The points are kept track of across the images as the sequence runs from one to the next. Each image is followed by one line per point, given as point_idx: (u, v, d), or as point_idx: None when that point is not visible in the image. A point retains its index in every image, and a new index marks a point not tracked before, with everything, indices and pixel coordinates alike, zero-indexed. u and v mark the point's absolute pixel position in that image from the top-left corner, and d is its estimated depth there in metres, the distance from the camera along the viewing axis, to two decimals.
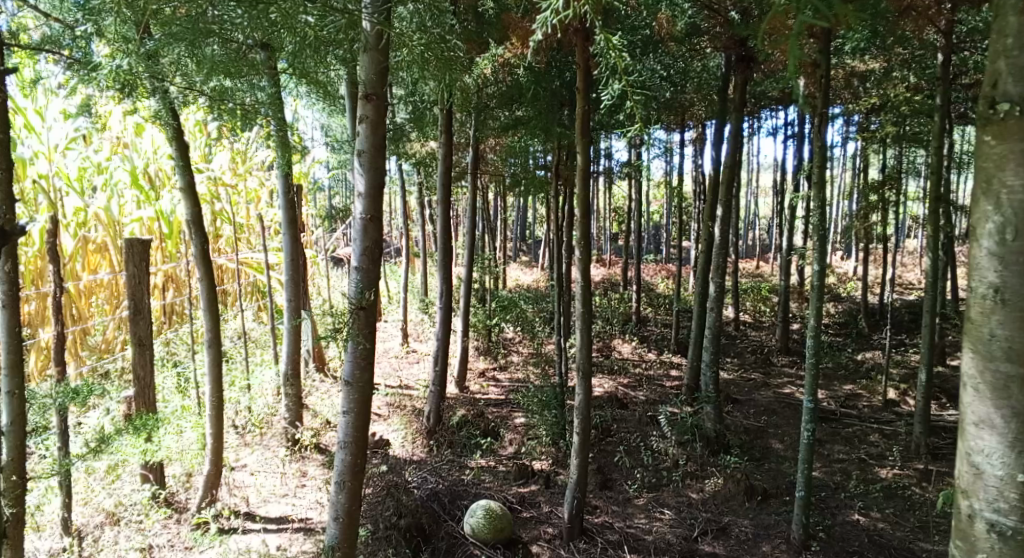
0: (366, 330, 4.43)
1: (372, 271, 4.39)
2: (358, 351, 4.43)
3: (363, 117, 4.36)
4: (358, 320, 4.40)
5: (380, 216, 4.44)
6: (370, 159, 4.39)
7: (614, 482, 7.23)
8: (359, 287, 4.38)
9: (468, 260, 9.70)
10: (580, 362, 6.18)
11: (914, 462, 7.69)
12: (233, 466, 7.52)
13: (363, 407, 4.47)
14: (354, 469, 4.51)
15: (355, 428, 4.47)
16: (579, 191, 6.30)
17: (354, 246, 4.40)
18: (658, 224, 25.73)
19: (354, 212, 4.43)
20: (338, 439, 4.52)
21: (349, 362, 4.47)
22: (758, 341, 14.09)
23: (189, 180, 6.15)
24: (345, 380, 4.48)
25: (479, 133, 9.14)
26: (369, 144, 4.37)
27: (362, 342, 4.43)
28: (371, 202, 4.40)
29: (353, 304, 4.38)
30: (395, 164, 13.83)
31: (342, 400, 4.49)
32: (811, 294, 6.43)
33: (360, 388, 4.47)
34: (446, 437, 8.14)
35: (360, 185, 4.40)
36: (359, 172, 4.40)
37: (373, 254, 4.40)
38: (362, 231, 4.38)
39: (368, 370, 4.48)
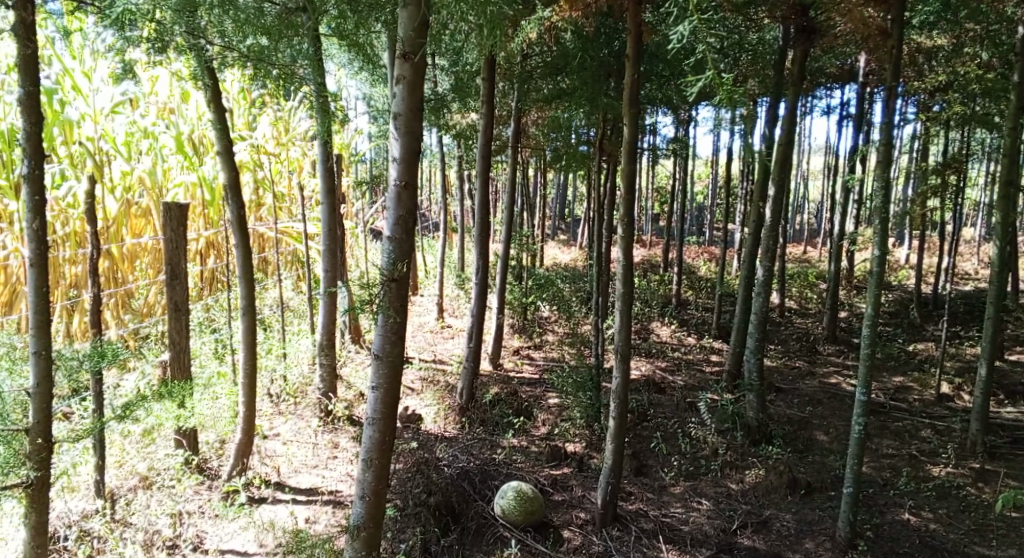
0: (397, 304, 4.25)
1: (406, 242, 4.21)
2: (389, 326, 4.27)
3: (400, 77, 4.13)
4: (390, 292, 4.24)
5: (416, 182, 4.23)
6: (405, 122, 4.17)
7: (649, 468, 7.01)
8: (391, 258, 4.20)
9: (506, 236, 9.44)
10: (619, 343, 5.96)
11: (969, 461, 7.30)
12: (266, 435, 7.52)
13: (392, 383, 4.33)
14: (381, 446, 4.38)
15: (384, 404, 4.34)
16: (624, 166, 6.01)
17: (388, 214, 4.23)
18: (701, 206, 25.13)
19: (389, 179, 4.24)
20: (366, 414, 4.39)
21: (379, 335, 4.31)
22: (803, 328, 13.62)
23: (227, 144, 6.02)
24: (375, 354, 4.33)
25: (523, 104, 8.84)
26: (405, 106, 4.15)
27: (393, 315, 4.25)
28: (405, 167, 4.19)
29: (384, 276, 4.21)
30: (436, 136, 13.61)
31: (372, 374, 4.34)
32: (869, 279, 5.99)
33: (390, 362, 4.31)
34: (478, 414, 8.01)
35: (396, 151, 4.20)
36: (394, 137, 4.20)
37: (406, 224, 4.21)
38: (396, 200, 4.19)
39: (399, 346, 4.32)
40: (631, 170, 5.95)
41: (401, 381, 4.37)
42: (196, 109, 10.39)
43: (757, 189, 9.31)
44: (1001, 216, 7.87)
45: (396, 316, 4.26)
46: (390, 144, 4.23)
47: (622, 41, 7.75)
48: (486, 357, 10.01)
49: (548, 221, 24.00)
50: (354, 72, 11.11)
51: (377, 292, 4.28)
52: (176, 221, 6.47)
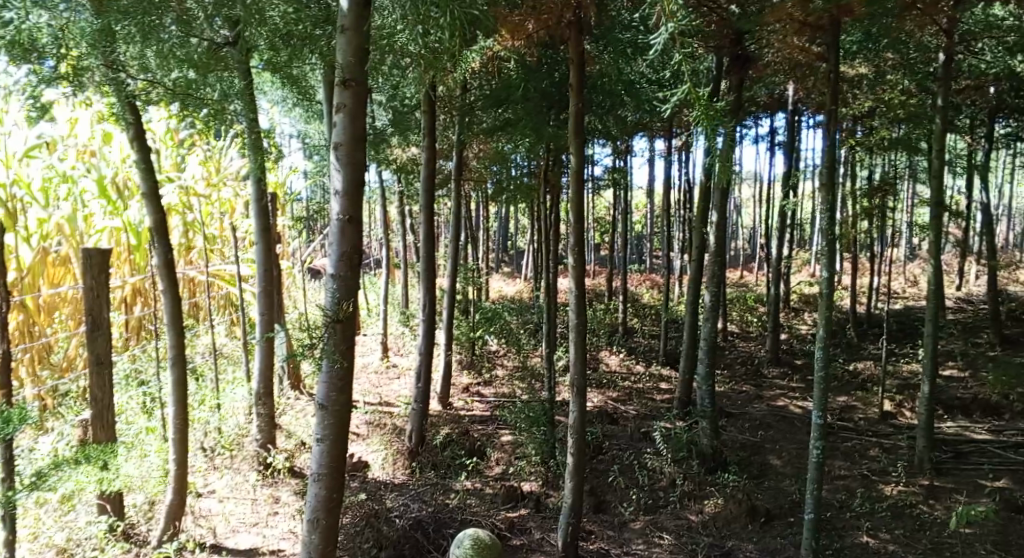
0: (341, 348, 3.98)
1: (351, 281, 3.96)
2: (333, 372, 3.99)
3: (341, 105, 3.91)
4: (335, 335, 3.97)
5: (360, 216, 4.00)
6: (348, 153, 3.94)
7: (608, 504, 6.83)
8: (335, 298, 3.94)
9: (452, 270, 9.23)
10: (575, 377, 5.81)
11: (918, 478, 7.38)
12: (201, 492, 7.04)
13: (339, 435, 4.04)
14: (328, 505, 4.05)
15: (330, 457, 4.04)
16: (572, 196, 5.92)
17: (331, 251, 3.97)
18: (640, 234, 25.47)
19: (330, 213, 3.99)
20: (310, 470, 4.07)
21: (323, 383, 4.02)
22: (747, 351, 13.79)
23: (153, 184, 5.62)
24: (319, 403, 4.04)
25: (464, 137, 8.73)
26: (347, 135, 3.92)
27: (337, 360, 3.98)
28: (349, 200, 3.95)
29: (329, 318, 3.94)
30: (375, 173, 13.35)
31: (316, 425, 4.04)
32: (820, 302, 5.91)
33: (336, 411, 4.02)
34: (429, 457, 7.71)
35: (338, 183, 3.96)
36: (336, 168, 3.96)
37: (352, 261, 3.97)
38: (339, 235, 3.94)
39: (346, 394, 4.04)
40: (580, 200, 5.85)
41: (348, 432, 4.08)
42: (119, 151, 9.99)
43: (699, 216, 9.40)
44: (935, 235, 8.13)
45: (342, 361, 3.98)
46: (332, 176, 3.99)
47: (562, 72, 7.72)
48: (434, 396, 9.70)
49: (491, 254, 23.87)
50: (289, 108, 10.82)
51: (320, 336, 4.00)
52: (97, 267, 6.00)
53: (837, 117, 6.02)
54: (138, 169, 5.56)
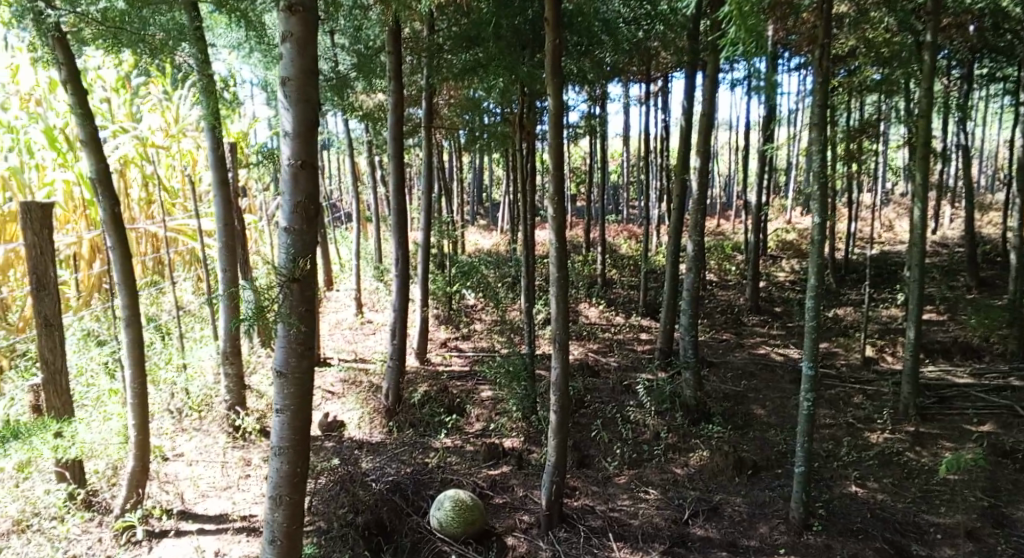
0: (300, 311, 3.63)
1: (306, 234, 3.59)
2: (292, 336, 3.66)
3: (287, 34, 3.47)
4: (292, 296, 3.62)
5: (315, 160, 3.60)
6: (297, 89, 3.51)
7: (591, 459, 6.66)
8: (291, 254, 3.58)
9: (426, 222, 8.82)
10: (557, 330, 5.54)
11: (903, 425, 7.31)
12: (168, 456, 6.75)
13: (302, 405, 3.73)
14: (292, 480, 3.77)
15: (292, 429, 3.74)
16: (552, 141, 5.52)
17: (284, 201, 3.58)
18: (616, 182, 25.04)
19: (280, 158, 3.58)
20: (272, 443, 3.77)
21: (281, 349, 3.69)
22: (726, 300, 13.66)
23: (92, 131, 5.13)
24: (277, 370, 3.72)
25: (433, 80, 8.21)
26: (295, 69, 3.49)
27: (293, 323, 3.63)
28: (300, 143, 3.55)
29: (285, 277, 3.58)
30: (342, 124, 12.73)
31: (276, 395, 3.72)
32: (810, 250, 5.54)
33: (298, 378, 3.71)
34: (407, 415, 7.45)
35: (288, 124, 3.54)
36: (285, 107, 3.54)
37: (307, 212, 3.58)
38: (292, 182, 3.55)
39: (307, 360, 3.72)
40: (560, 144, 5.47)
41: (311, 400, 3.77)
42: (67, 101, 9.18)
43: (679, 161, 9.04)
44: (922, 177, 7.86)
45: (301, 324, 3.64)
46: (282, 115, 3.56)
47: (535, 10, 7.35)
48: (411, 352, 9.41)
49: (466, 206, 23.38)
50: (247, 54, 10.16)
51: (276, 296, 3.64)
52: (38, 223, 5.54)
53: (828, 53, 5.57)
54: (74, 115, 5.06)
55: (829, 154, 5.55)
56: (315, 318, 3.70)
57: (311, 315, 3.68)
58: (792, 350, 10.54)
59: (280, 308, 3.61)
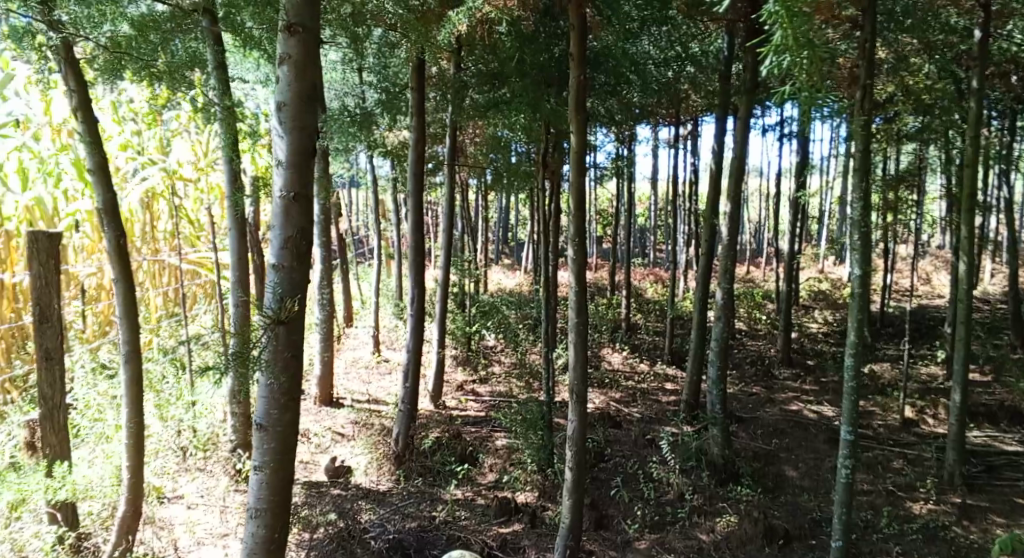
0: (284, 357, 3.40)
1: (298, 272, 3.38)
2: (275, 387, 3.42)
3: (285, 56, 3.36)
4: (279, 339, 3.39)
5: (308, 192, 3.43)
6: (293, 115, 3.38)
7: (610, 519, 6.23)
8: (278, 294, 3.36)
9: (446, 261, 8.58)
10: (575, 381, 5.20)
11: (948, 495, 6.77)
12: (167, 497, 6.50)
13: (282, 463, 3.46)
14: (267, 550, 3.47)
15: (270, 488, 3.46)
16: (574, 181, 5.27)
17: (274, 236, 3.39)
18: (644, 226, 24.70)
19: (272, 188, 3.42)
20: (248, 505, 3.49)
21: (263, 400, 3.44)
22: (756, 351, 13.17)
23: (102, 159, 5.01)
24: (258, 423, 3.46)
25: (457, 117, 8.07)
26: (292, 94, 3.36)
27: (277, 369, 3.40)
28: (294, 173, 3.40)
29: (270, 319, 3.36)
30: (367, 160, 12.65)
31: (255, 452, 3.46)
32: (850, 301, 5.18)
33: (280, 432, 3.46)
34: (418, 462, 7.10)
35: (281, 152, 3.40)
36: (279, 134, 3.39)
37: (298, 248, 3.38)
38: (283, 215, 3.38)
39: (291, 412, 3.47)
40: (581, 184, 5.21)
41: (293, 457, 3.51)
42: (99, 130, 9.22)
43: (709, 207, 8.73)
44: (967, 231, 7.28)
45: (285, 371, 3.41)
46: (276, 144, 3.42)
47: (563, 47, 7.14)
48: (425, 394, 9.11)
49: (491, 245, 23.24)
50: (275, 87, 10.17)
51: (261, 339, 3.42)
52: (44, 256, 5.24)
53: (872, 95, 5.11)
54: (83, 142, 4.93)
55: (871, 202, 5.17)
56: (301, 365, 3.47)
57: (296, 361, 3.45)
58: (826, 408, 10.01)
59: (263, 352, 3.37)
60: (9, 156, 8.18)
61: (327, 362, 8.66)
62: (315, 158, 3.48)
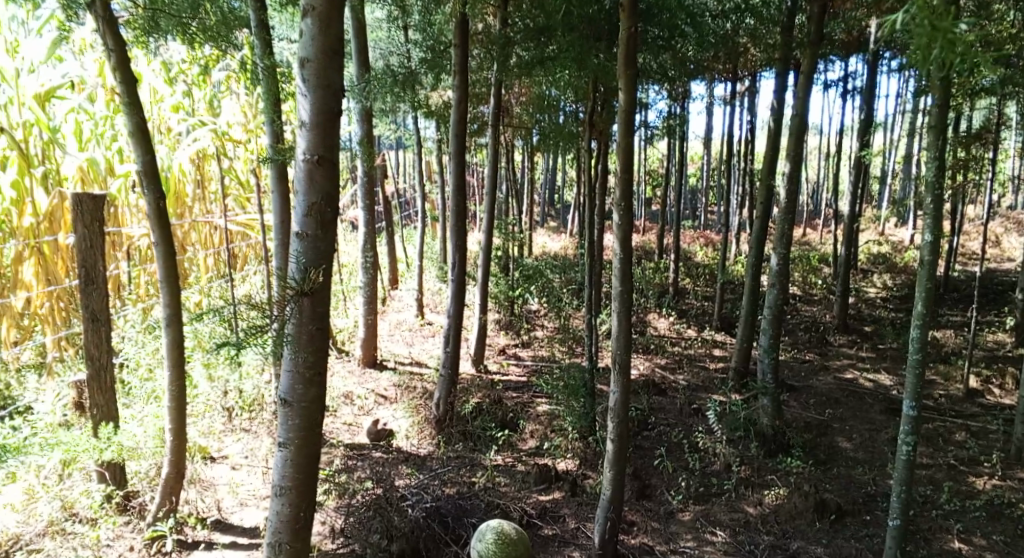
0: (309, 330, 3.41)
1: (321, 241, 3.37)
2: (298, 361, 3.43)
3: (309, 8, 3.23)
4: (303, 311, 3.39)
5: (332, 156, 3.37)
6: (317, 73, 3.28)
7: (653, 489, 6.09)
8: (302, 264, 3.37)
9: (489, 225, 8.37)
10: (618, 349, 5.01)
11: (1015, 470, 6.37)
12: (212, 458, 6.61)
13: (307, 439, 3.52)
14: (292, 527, 3.55)
15: (295, 464, 3.51)
16: (621, 140, 4.99)
17: (298, 203, 3.36)
18: (694, 187, 23.99)
19: (296, 151, 3.36)
20: (273, 482, 3.56)
21: (287, 376, 3.47)
22: (810, 316, 12.73)
23: (141, 122, 4.95)
24: (282, 399, 3.49)
25: (501, 75, 7.80)
26: (316, 50, 3.25)
27: (301, 342, 3.42)
28: (317, 136, 3.33)
29: (294, 290, 3.36)
30: (411, 121, 12.46)
31: (281, 427, 3.50)
32: (918, 270, 4.77)
33: (304, 408, 3.49)
34: (459, 427, 7.02)
35: (305, 112, 3.32)
36: (302, 93, 3.31)
37: (322, 215, 3.36)
38: (307, 181, 3.34)
39: (315, 387, 3.49)
40: (629, 145, 4.92)
41: (318, 433, 3.55)
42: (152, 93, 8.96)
43: (765, 167, 8.29)
44: None
45: (309, 345, 3.43)
46: (299, 104, 3.34)
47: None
48: (467, 357, 9.05)
49: (537, 209, 22.93)
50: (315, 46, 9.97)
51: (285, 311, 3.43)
52: (88, 218, 5.18)
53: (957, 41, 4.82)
54: (122, 104, 4.89)
55: (947, 161, 4.75)
56: (325, 338, 3.47)
57: (321, 334, 3.45)
58: (883, 376, 9.59)
59: (288, 325, 3.39)
60: (67, 118, 8.00)
61: (371, 325, 8.62)
62: (340, 118, 3.38)
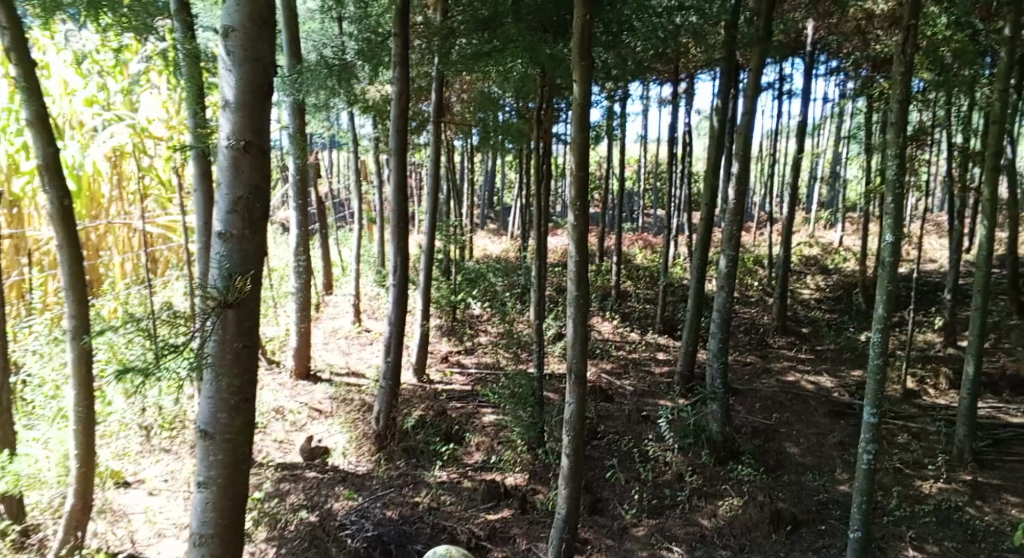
0: (234, 348, 3.00)
1: (249, 242, 2.97)
2: (221, 386, 3.01)
3: None
4: (228, 326, 2.98)
5: (262, 142, 2.98)
6: (243, 44, 2.91)
7: (605, 503, 5.86)
8: (226, 270, 2.95)
9: (430, 227, 7.98)
10: (574, 358, 4.73)
11: (958, 472, 6.43)
12: (127, 483, 6.02)
13: (232, 477, 3.09)
14: None
15: (218, 505, 3.07)
16: (576, 137, 4.72)
17: (220, 197, 2.95)
18: (632, 189, 24.15)
19: (219, 135, 2.96)
20: (192, 528, 3.11)
21: (207, 404, 3.04)
22: (750, 318, 12.84)
23: (40, 111, 4.39)
24: (202, 430, 3.05)
25: (443, 67, 7.44)
26: (242, 17, 2.89)
27: (225, 363, 3.00)
28: (244, 118, 2.93)
29: (217, 301, 2.94)
30: (346, 118, 11.91)
31: (200, 464, 3.06)
32: (878, 272, 4.67)
33: (227, 441, 3.06)
34: (400, 443, 6.62)
35: (229, 91, 2.92)
36: (226, 68, 2.92)
37: (251, 211, 2.96)
38: (232, 170, 2.93)
39: (241, 416, 3.07)
40: (583, 143, 4.66)
41: (245, 469, 3.13)
42: (63, 84, 8.06)
43: (710, 167, 8.21)
44: (990, 192, 6.79)
45: (235, 366, 3.01)
46: (222, 81, 2.94)
47: None
48: (408, 366, 8.64)
49: (476, 210, 22.61)
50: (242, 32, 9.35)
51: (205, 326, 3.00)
52: None
53: (913, 38, 4.63)
54: (18, 91, 4.31)
55: (907, 160, 4.65)
56: (253, 357, 3.06)
57: (248, 353, 3.04)
58: (823, 378, 9.69)
59: (210, 343, 2.97)
60: None
61: (304, 333, 8.10)
62: (270, 97, 3.01)
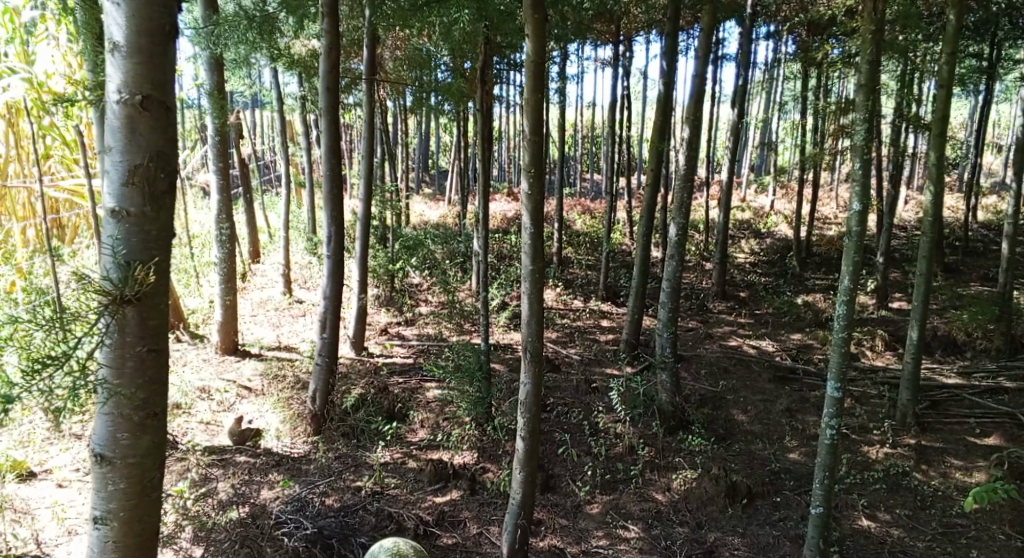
0: (137, 353, 2.53)
1: (151, 222, 2.49)
2: (122, 401, 2.55)
3: None
4: (127, 326, 2.51)
5: (164, 96, 2.48)
6: None
7: (557, 481, 5.66)
8: (122, 257, 2.47)
9: (366, 192, 7.45)
10: (528, 335, 4.42)
11: (902, 437, 6.50)
12: (30, 477, 5.40)
13: (138, 509, 2.64)
14: None
15: (119, 541, 2.62)
16: (530, 94, 4.31)
17: (113, 163, 2.46)
18: (569, 152, 23.88)
19: (108, 87, 2.44)
20: None
21: (104, 424, 2.57)
22: (689, 283, 12.86)
23: None
24: (99, 454, 2.59)
25: (376, 19, 6.84)
26: None
27: (125, 372, 2.54)
28: (140, 66, 2.43)
29: (112, 296, 2.47)
30: (269, 75, 11.09)
31: (98, 495, 2.60)
32: (845, 241, 4.51)
33: (130, 466, 2.60)
34: (339, 423, 6.22)
35: (119, 32, 2.40)
36: (115, 2, 2.39)
37: (151, 182, 2.48)
38: (126, 132, 2.43)
39: (148, 437, 2.62)
40: (538, 103, 4.25)
41: (157, 497, 2.69)
42: None
43: (657, 130, 7.96)
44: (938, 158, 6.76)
45: (138, 376, 2.55)
46: (110, 19, 2.41)
47: None
48: (344, 339, 8.18)
49: (411, 174, 21.92)
50: None
51: (100, 327, 2.52)
52: None
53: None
54: None
55: (875, 126, 4.45)
56: (161, 363, 2.60)
57: (155, 358, 2.58)
58: (764, 342, 9.75)
59: (105, 348, 2.50)
60: None
61: (229, 306, 7.50)
62: (174, 39, 2.50)
